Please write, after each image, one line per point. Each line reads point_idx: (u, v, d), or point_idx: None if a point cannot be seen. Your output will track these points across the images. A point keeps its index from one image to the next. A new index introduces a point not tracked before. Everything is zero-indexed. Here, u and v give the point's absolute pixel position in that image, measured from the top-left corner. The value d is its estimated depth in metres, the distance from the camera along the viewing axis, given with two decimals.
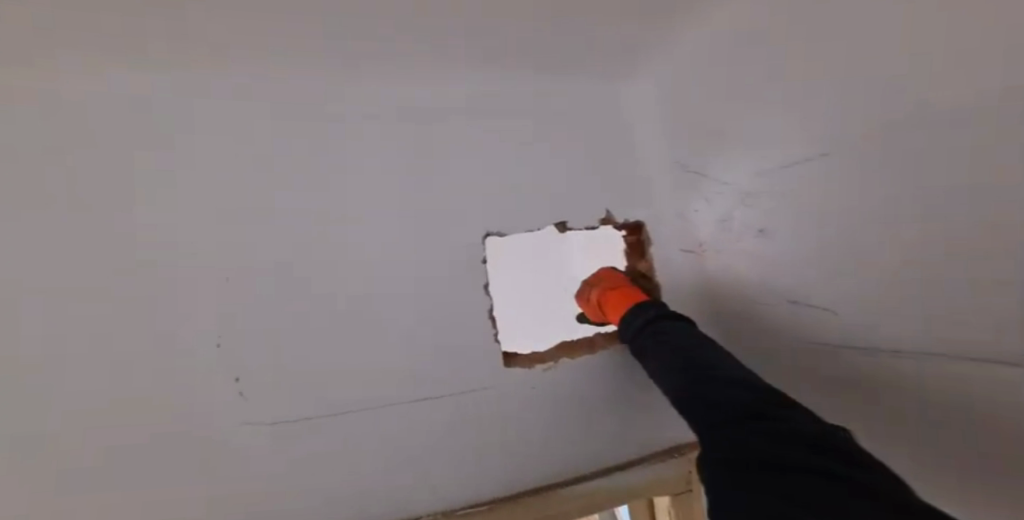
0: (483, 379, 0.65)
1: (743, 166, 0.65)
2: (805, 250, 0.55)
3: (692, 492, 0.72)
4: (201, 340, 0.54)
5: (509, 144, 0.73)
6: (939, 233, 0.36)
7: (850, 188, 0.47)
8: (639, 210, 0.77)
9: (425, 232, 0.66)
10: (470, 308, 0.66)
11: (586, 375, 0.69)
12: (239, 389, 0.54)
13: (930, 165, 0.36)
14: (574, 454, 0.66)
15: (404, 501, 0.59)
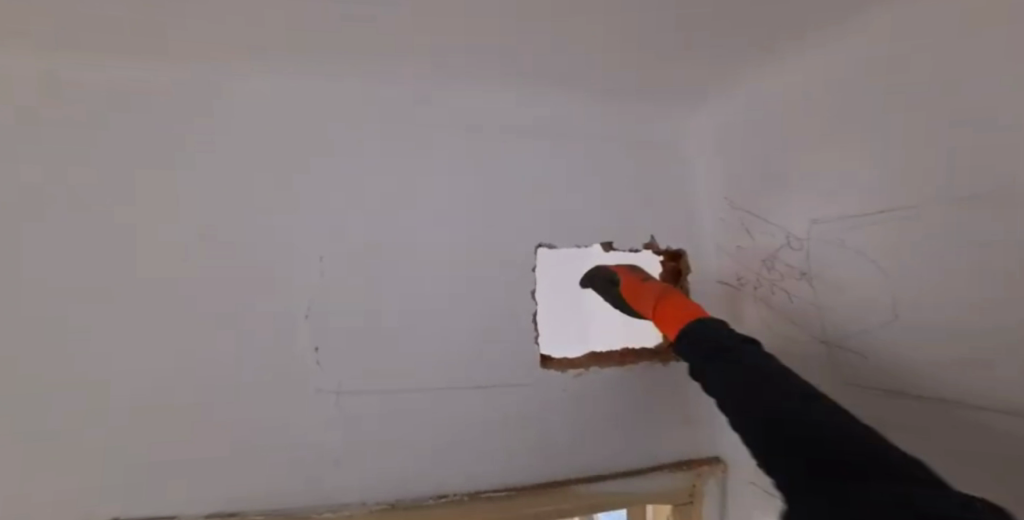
0: (511, 378, 0.63)
1: (793, 207, 0.55)
2: (853, 298, 0.46)
3: (693, 504, 0.72)
4: (207, 342, 0.50)
5: (532, 143, 0.66)
6: (968, 291, 0.34)
7: (914, 245, 0.38)
8: (682, 235, 0.71)
9: (452, 231, 0.62)
10: (503, 312, 0.63)
11: (614, 381, 0.68)
12: (317, 357, 0.54)
13: (967, 218, 0.33)
14: (591, 455, 0.66)
15: (429, 490, 0.59)
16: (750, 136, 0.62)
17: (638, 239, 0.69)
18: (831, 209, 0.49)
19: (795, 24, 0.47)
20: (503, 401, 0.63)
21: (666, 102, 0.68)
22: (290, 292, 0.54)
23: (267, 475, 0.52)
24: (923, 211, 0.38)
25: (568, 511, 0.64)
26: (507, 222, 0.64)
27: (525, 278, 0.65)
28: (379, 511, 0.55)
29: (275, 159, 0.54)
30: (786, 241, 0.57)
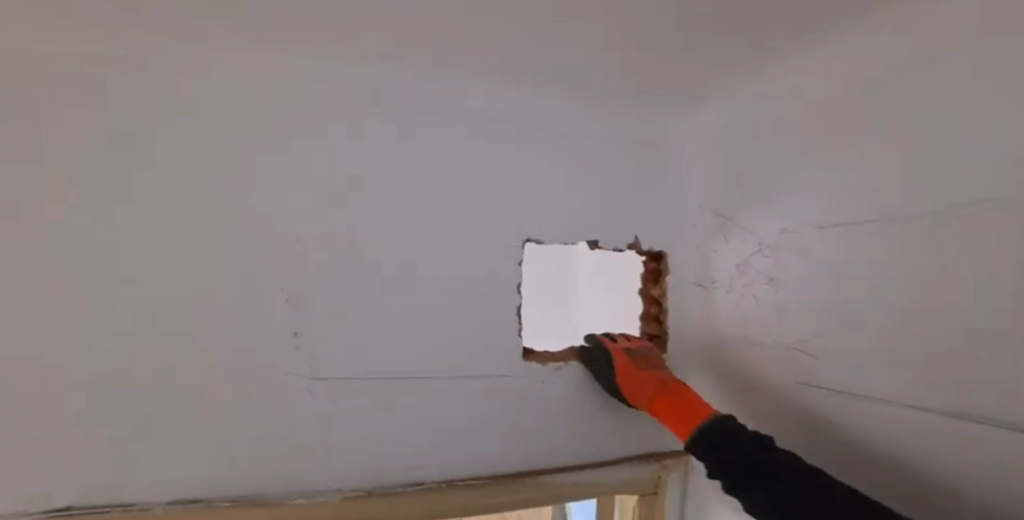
0: (492, 370, 0.64)
1: (770, 218, 0.59)
2: (811, 302, 0.51)
3: (657, 495, 0.76)
4: (178, 323, 0.47)
5: (525, 139, 0.66)
6: (938, 307, 0.36)
7: (883, 257, 0.42)
8: (666, 238, 0.73)
9: (439, 221, 0.61)
10: (485, 306, 0.64)
11: (591, 377, 0.70)
12: (297, 344, 0.53)
13: (937, 239, 0.36)
14: (565, 447, 0.68)
15: (402, 481, 0.58)
16: (738, 147, 0.66)
17: (622, 240, 0.71)
18: (802, 220, 0.53)
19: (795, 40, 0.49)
20: (485, 392, 0.63)
21: (662, 108, 0.69)
22: (271, 274, 0.52)
23: (239, 461, 0.50)
24: (892, 227, 0.41)
25: (540, 500, 0.66)
26: (498, 215, 0.64)
27: (511, 273, 0.65)
28: (354, 498, 0.55)
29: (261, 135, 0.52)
30: (756, 248, 0.61)
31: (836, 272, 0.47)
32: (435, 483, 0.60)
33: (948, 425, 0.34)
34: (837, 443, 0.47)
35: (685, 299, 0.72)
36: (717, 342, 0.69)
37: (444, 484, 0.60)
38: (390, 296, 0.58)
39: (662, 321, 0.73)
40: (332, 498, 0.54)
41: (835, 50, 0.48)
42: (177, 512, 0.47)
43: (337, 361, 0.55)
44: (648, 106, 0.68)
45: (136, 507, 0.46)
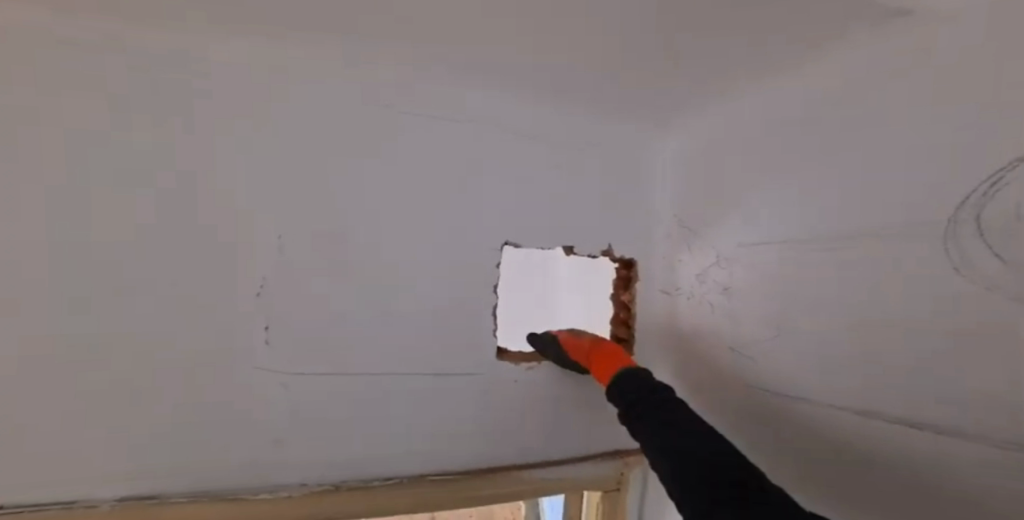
0: (465, 368, 0.65)
1: (728, 233, 0.63)
2: (761, 312, 0.55)
3: (619, 491, 0.80)
4: (139, 319, 0.46)
5: (508, 140, 0.66)
6: (858, 320, 0.41)
7: (820, 274, 0.46)
8: (636, 246, 0.75)
9: (417, 219, 0.61)
10: (461, 307, 0.64)
11: (560, 377, 0.73)
12: (268, 338, 0.53)
13: (867, 262, 0.40)
14: (534, 446, 0.70)
15: (370, 475, 0.59)
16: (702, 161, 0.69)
17: (595, 246, 0.72)
18: (757, 235, 0.57)
19: (778, 52, 0.50)
20: (457, 391, 0.64)
21: (643, 120, 0.70)
22: (239, 267, 0.51)
23: (203, 455, 0.50)
24: (830, 248, 0.45)
25: (507, 493, 0.69)
26: (476, 215, 0.64)
27: (486, 275, 0.66)
28: (321, 492, 0.56)
29: (232, 120, 0.50)
30: (715, 260, 0.65)
31: (783, 285, 0.51)
32: (405, 478, 0.61)
33: (867, 424, 0.40)
34: (782, 439, 0.53)
35: (652, 304, 0.76)
36: (681, 346, 0.73)
37: (416, 479, 0.62)
38: (359, 291, 0.57)
39: (631, 325, 0.76)
40: (299, 494, 0.55)
41: (810, 74, 0.50)
42: (128, 508, 0.47)
43: (304, 355, 0.55)
44: (628, 114, 0.69)
45: (80, 506, 0.45)
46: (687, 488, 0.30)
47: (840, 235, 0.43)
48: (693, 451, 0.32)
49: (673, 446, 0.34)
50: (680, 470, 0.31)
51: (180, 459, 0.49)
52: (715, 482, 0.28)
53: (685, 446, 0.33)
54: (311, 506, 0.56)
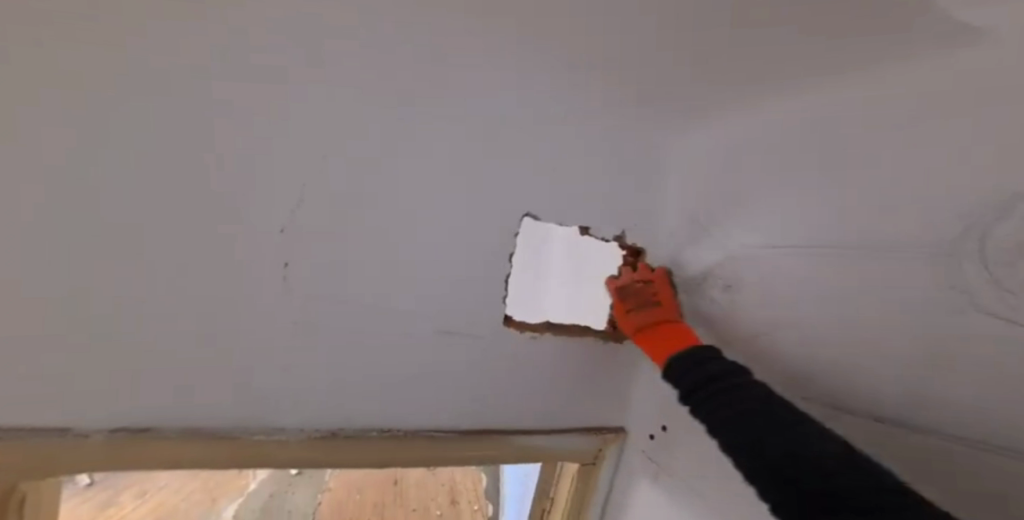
0: (475, 329, 0.67)
1: (745, 232, 0.61)
2: (762, 308, 0.58)
3: (596, 465, 0.87)
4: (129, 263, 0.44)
5: (544, 93, 0.55)
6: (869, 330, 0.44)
7: (832, 275, 0.49)
8: (648, 235, 0.70)
9: (435, 177, 0.55)
10: (473, 274, 0.63)
11: (560, 354, 0.74)
12: (286, 275, 0.52)
13: (888, 276, 0.43)
14: (524, 416, 0.75)
15: (364, 423, 0.65)
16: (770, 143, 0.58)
17: (610, 232, 0.69)
18: (777, 238, 0.57)
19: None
20: (459, 354, 0.67)
21: (713, 85, 0.58)
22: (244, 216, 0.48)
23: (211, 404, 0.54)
24: (845, 251, 0.48)
25: (492, 455, 0.75)
26: (499, 187, 0.59)
27: (504, 243, 0.63)
28: (318, 437, 0.62)
29: (204, 34, 0.39)
30: (724, 257, 0.65)
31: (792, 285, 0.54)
32: (398, 432, 0.67)
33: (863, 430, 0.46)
34: None
35: None
36: None
37: (406, 436, 0.68)
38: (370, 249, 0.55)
39: None
40: (295, 437, 0.61)
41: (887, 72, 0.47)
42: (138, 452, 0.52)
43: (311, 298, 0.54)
44: (681, 95, 0.60)
45: (70, 434, 0.48)
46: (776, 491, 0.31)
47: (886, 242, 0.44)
48: (774, 452, 0.33)
49: (754, 448, 0.35)
50: (768, 473, 0.33)
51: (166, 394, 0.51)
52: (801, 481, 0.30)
53: (768, 448, 0.34)
54: (314, 440, 0.62)
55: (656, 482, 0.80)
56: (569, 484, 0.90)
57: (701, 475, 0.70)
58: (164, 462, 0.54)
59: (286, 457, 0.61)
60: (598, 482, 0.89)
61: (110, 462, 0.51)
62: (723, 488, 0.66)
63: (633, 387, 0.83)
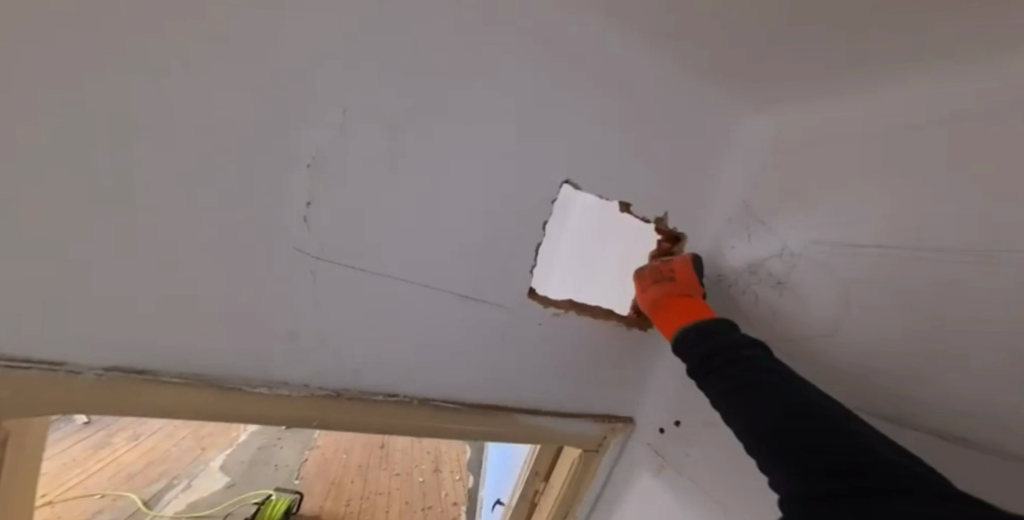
0: (497, 300, 0.63)
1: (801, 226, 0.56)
2: (813, 309, 0.54)
3: (597, 451, 0.87)
4: (118, 207, 0.38)
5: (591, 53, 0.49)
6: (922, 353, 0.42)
7: (885, 287, 0.45)
8: (688, 220, 0.67)
9: (473, 128, 0.49)
10: (502, 242, 0.59)
11: (580, 334, 0.71)
12: (305, 216, 0.46)
13: (952, 302, 0.39)
14: (533, 393, 0.75)
15: (377, 385, 0.63)
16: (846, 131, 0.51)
17: (653, 213, 0.65)
18: (839, 238, 0.50)
19: (986, 41, 0.35)
20: (477, 325, 0.64)
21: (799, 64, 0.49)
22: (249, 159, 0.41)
23: (222, 360, 0.51)
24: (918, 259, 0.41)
25: (498, 430, 0.76)
26: (538, 155, 0.54)
27: (538, 211, 0.58)
28: (323, 396, 0.60)
29: None
30: (778, 252, 0.59)
31: (852, 291, 0.49)
32: (409, 397, 0.66)
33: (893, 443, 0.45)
34: None
35: None
36: None
37: (418, 402, 0.67)
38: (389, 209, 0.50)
39: None
40: (301, 394, 0.58)
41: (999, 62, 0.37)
42: (145, 393, 0.49)
43: (324, 243, 0.49)
44: (750, 75, 0.53)
45: (63, 370, 0.43)
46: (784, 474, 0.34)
47: (964, 249, 0.37)
48: (786, 437, 0.35)
49: (762, 430, 0.37)
50: (777, 454, 0.35)
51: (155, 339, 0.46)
52: (813, 472, 0.32)
53: (778, 431, 0.36)
54: (323, 401, 0.60)
55: (657, 475, 0.80)
56: (569, 464, 0.91)
57: (705, 478, 0.69)
58: (164, 407, 0.51)
59: (292, 413, 0.60)
60: (597, 467, 0.90)
61: (109, 402, 0.47)
62: (724, 494, 0.65)
63: (645, 379, 0.81)
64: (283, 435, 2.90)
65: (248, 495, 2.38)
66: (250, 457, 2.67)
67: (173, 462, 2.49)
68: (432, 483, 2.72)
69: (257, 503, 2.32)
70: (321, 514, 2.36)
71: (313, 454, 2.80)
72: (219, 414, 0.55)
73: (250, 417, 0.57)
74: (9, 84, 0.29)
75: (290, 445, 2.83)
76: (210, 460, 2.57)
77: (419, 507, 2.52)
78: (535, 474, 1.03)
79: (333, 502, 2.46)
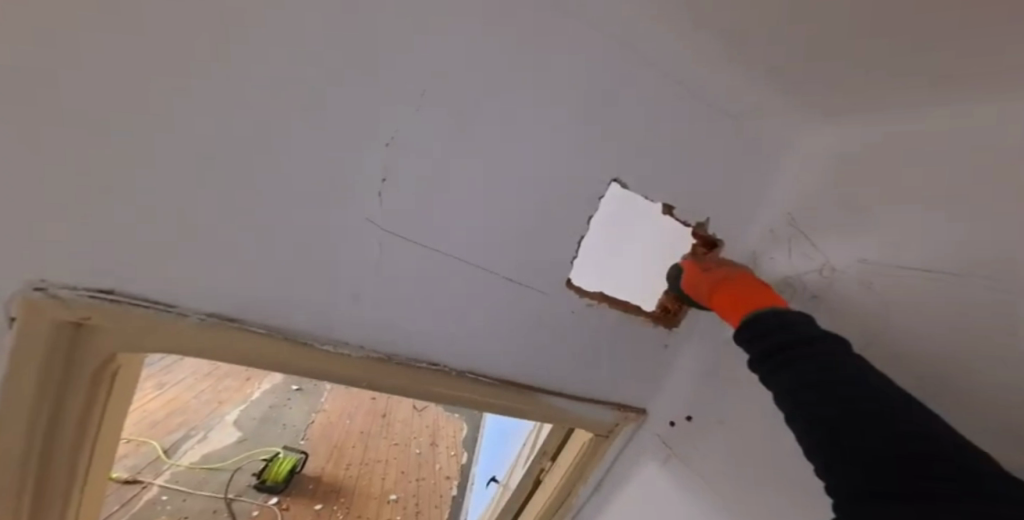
0: (538, 284, 0.68)
1: (842, 244, 0.59)
2: (841, 321, 0.58)
3: (608, 437, 0.92)
4: (240, 183, 0.44)
5: (651, 67, 0.54)
6: (924, 366, 0.46)
7: (905, 304, 0.49)
8: (724, 227, 0.71)
9: (543, 128, 0.54)
10: (550, 232, 0.64)
11: (608, 324, 0.77)
12: (381, 191, 0.51)
13: (945, 318, 0.44)
14: (558, 376, 0.80)
15: (422, 353, 0.69)
16: (885, 158, 0.55)
17: (695, 218, 0.69)
18: (880, 258, 0.53)
19: (1002, 93, 0.40)
20: (517, 306, 0.69)
21: (840, 93, 0.53)
22: (349, 142, 0.47)
23: (294, 317, 0.57)
24: (929, 280, 0.46)
25: (522, 406, 0.81)
26: (595, 153, 0.58)
27: (586, 207, 0.63)
28: (374, 359, 0.65)
29: None
30: (819, 267, 0.63)
31: (875, 307, 0.53)
32: (448, 368, 0.72)
33: None
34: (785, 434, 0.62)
35: None
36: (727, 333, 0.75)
37: (456, 373, 0.72)
38: (455, 191, 0.55)
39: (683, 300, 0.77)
40: (357, 354, 0.64)
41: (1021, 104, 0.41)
42: (232, 339, 0.55)
43: (389, 216, 0.54)
44: (802, 94, 0.57)
45: (174, 311, 0.50)
46: (830, 462, 0.34)
47: (955, 272, 0.43)
48: (839, 429, 0.34)
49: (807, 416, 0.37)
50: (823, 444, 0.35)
51: (216, 289, 0.50)
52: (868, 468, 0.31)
53: (824, 417, 0.35)
54: (372, 363, 0.66)
55: (663, 464, 0.85)
56: (577, 447, 0.96)
57: (710, 470, 0.73)
58: (240, 351, 0.57)
59: (342, 370, 0.65)
60: (606, 452, 0.95)
61: (203, 343, 0.54)
62: (728, 485, 0.69)
63: (664, 373, 0.85)
64: (292, 397, 3.02)
65: (257, 452, 2.50)
66: (261, 415, 2.79)
67: (191, 414, 2.61)
68: (427, 456, 2.83)
69: (266, 459, 2.44)
70: (323, 474, 2.47)
71: (319, 417, 2.92)
72: (282, 363, 0.61)
73: (312, 371, 0.64)
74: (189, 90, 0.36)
75: (297, 406, 2.95)
76: (225, 415, 2.69)
77: (414, 477, 2.63)
78: (543, 453, 1.08)
79: (335, 464, 2.56)
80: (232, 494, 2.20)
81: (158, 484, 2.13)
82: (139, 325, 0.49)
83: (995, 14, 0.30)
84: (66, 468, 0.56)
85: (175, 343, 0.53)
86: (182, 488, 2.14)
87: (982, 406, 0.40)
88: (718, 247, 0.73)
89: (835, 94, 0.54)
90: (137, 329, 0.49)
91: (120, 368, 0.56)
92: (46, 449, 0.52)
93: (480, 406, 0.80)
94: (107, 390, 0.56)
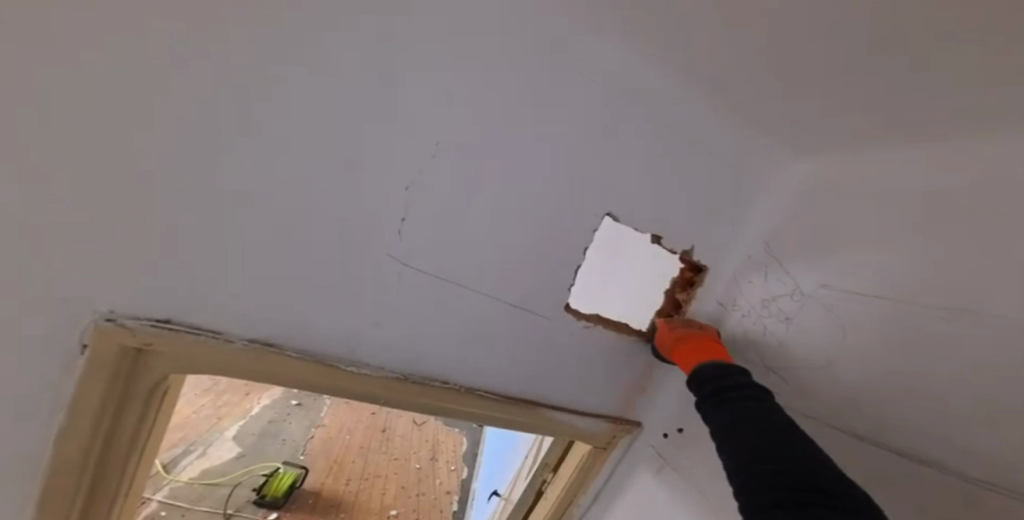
0: (540, 306, 0.75)
1: (813, 271, 0.67)
2: (815, 342, 0.66)
3: (606, 448, 0.96)
4: (285, 218, 0.52)
5: (638, 112, 0.65)
6: (904, 392, 0.51)
7: (865, 330, 0.57)
8: (707, 253, 0.80)
9: (553, 166, 0.64)
10: (550, 259, 0.72)
11: (605, 343, 0.84)
12: (401, 229, 0.59)
13: (908, 334, 0.51)
14: (559, 391, 0.86)
15: (434, 372, 0.74)
16: (837, 197, 0.65)
17: (679, 246, 0.78)
18: (841, 285, 0.62)
19: (918, 129, 0.51)
20: (522, 327, 0.76)
21: (800, 130, 0.64)
22: (383, 185, 0.56)
23: (320, 339, 0.63)
24: (884, 301, 0.55)
25: (524, 421, 0.86)
26: (589, 188, 0.67)
27: (584, 234, 0.72)
28: (390, 379, 0.71)
29: (365, 47, 0.46)
30: (789, 291, 0.71)
31: (839, 328, 0.62)
32: (457, 385, 0.77)
33: (896, 473, 0.51)
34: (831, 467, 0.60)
35: (703, 309, 0.86)
36: None
37: (464, 390, 0.77)
38: (469, 223, 0.63)
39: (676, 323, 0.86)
40: (375, 375, 0.69)
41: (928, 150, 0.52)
42: (268, 359, 0.60)
43: (408, 250, 0.62)
44: (771, 129, 0.67)
45: (221, 338, 0.56)
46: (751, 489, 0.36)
47: (905, 298, 0.52)
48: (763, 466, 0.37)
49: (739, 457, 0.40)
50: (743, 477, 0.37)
51: (253, 315, 0.57)
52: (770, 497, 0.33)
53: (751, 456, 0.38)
54: (389, 382, 0.71)
55: (658, 474, 0.90)
56: (575, 457, 1.00)
57: (701, 482, 0.78)
58: (277, 372, 0.63)
59: (357, 388, 0.71)
60: (605, 463, 0.99)
61: (249, 363, 0.60)
62: (718, 496, 0.74)
63: (654, 387, 0.91)
64: (291, 411, 3.02)
65: (257, 468, 2.51)
66: (260, 429, 2.81)
67: (191, 429, 2.62)
68: (427, 470, 2.85)
69: (267, 475, 2.46)
70: (323, 489, 2.48)
71: (320, 431, 2.94)
72: (309, 380, 0.67)
73: (332, 386, 0.69)
74: (256, 142, 0.46)
75: (297, 421, 2.97)
76: (225, 430, 2.70)
77: (413, 492, 2.64)
78: (545, 464, 1.12)
79: (333, 480, 2.57)
80: (231, 510, 2.20)
81: (157, 501, 2.14)
82: (190, 350, 0.55)
83: (977, 28, 0.34)
84: (114, 475, 0.62)
85: (222, 363, 0.59)
86: (180, 504, 2.16)
87: (955, 426, 0.44)
88: (703, 270, 0.82)
89: (803, 132, 0.64)
90: (193, 352, 0.55)
91: (170, 387, 0.63)
92: (99, 460, 0.58)
93: (486, 419, 0.86)
94: (159, 405, 0.62)
